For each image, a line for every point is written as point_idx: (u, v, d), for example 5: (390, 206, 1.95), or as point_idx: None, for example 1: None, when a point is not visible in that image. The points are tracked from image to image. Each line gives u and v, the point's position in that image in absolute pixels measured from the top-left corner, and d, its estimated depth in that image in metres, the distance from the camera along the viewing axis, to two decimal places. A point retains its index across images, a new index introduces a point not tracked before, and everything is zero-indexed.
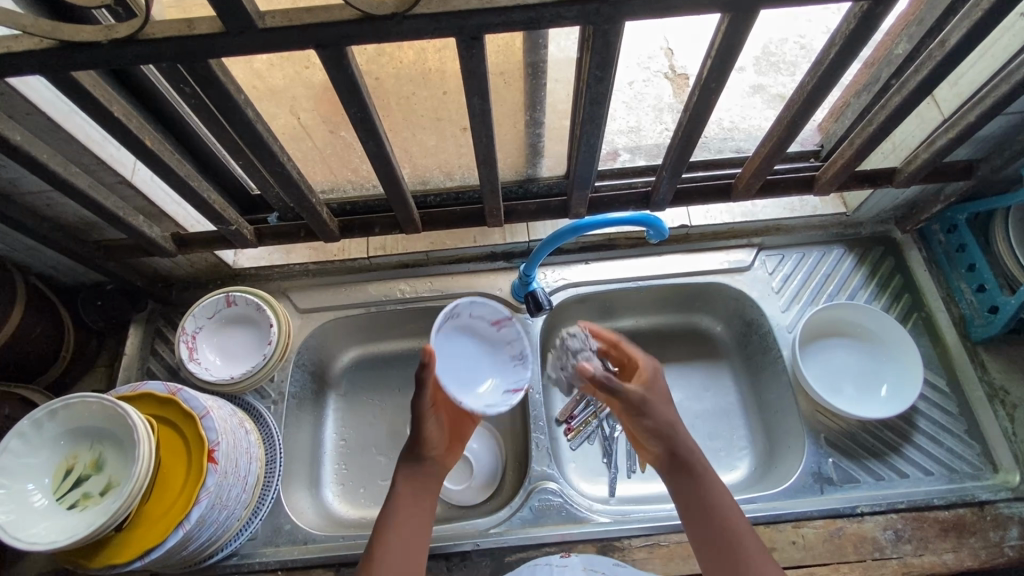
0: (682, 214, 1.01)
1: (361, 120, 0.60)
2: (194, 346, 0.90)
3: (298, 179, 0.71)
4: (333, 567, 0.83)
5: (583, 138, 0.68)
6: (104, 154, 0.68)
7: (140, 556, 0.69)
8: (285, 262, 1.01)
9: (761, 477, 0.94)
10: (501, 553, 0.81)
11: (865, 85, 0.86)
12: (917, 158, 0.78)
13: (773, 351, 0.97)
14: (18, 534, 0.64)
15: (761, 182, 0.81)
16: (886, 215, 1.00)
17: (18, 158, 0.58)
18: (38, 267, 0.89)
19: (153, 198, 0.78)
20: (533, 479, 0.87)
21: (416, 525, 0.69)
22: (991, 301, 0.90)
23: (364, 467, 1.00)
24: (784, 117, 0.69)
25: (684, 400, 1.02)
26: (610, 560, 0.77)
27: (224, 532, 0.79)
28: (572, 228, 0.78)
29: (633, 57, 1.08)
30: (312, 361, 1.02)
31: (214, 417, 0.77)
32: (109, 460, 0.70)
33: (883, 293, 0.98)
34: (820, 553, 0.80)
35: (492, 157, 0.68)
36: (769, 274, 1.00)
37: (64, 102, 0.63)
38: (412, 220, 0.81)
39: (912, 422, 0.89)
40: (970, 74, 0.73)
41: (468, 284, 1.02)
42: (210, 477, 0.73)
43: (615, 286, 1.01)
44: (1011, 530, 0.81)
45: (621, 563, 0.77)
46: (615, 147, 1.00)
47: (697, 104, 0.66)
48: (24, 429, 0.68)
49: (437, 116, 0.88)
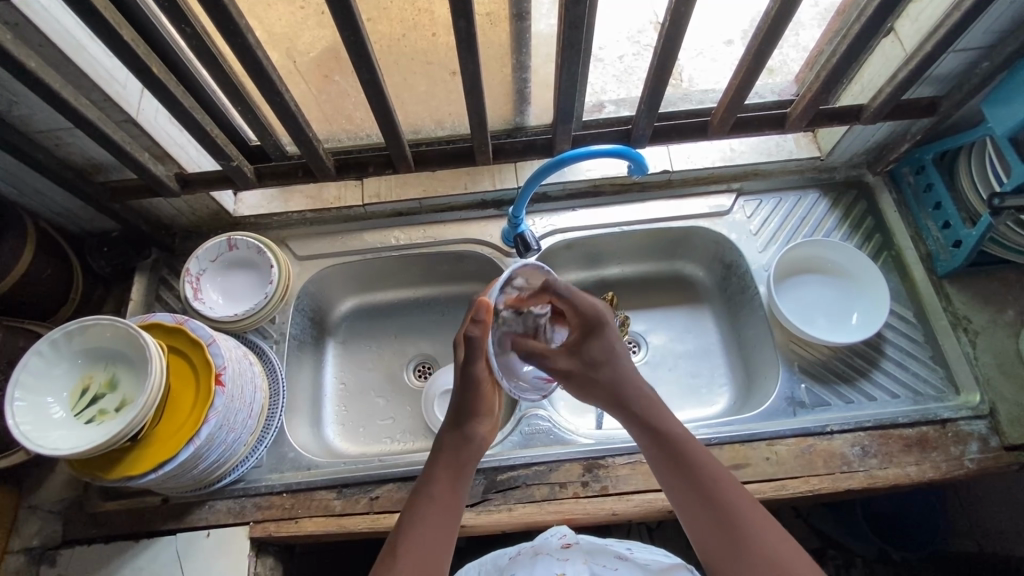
0: (664, 156, 1.04)
1: (353, 44, 0.66)
2: (198, 287, 0.95)
3: (297, 112, 0.75)
4: (334, 488, 0.88)
5: (565, 68, 0.73)
6: (111, 90, 0.73)
7: (154, 468, 0.73)
8: (284, 210, 1.05)
9: (739, 407, 1.00)
10: (493, 472, 0.86)
11: (836, 30, 0.90)
12: (881, 93, 0.83)
13: (751, 290, 1.02)
14: (39, 442, 0.68)
15: (734, 119, 0.87)
16: (858, 159, 1.05)
17: (33, 84, 0.63)
18: (46, 213, 0.93)
19: (158, 138, 0.82)
20: (523, 407, 0.92)
21: (439, 517, 0.67)
22: (955, 236, 0.93)
23: (363, 407, 1.05)
24: (752, 47, 0.75)
25: (668, 341, 1.08)
26: (612, 555, 0.70)
27: (231, 455, 0.84)
28: (556, 161, 0.83)
29: (622, 30, 1.06)
30: (312, 307, 1.06)
31: (220, 345, 0.81)
32: (123, 379, 0.75)
33: (855, 233, 1.03)
34: (791, 467, 0.86)
35: (478, 86, 0.74)
36: (747, 217, 1.04)
37: (74, 36, 0.67)
38: (404, 157, 0.88)
39: (879, 349, 0.94)
40: (928, 9, 0.77)
41: (460, 231, 1.06)
42: (217, 398, 0.78)
43: (601, 231, 1.05)
44: (971, 444, 0.86)
45: (625, 557, 0.70)
46: (601, 100, 1.05)
47: (669, 33, 0.71)
48: (42, 348, 0.72)
49: (427, 61, 0.90)
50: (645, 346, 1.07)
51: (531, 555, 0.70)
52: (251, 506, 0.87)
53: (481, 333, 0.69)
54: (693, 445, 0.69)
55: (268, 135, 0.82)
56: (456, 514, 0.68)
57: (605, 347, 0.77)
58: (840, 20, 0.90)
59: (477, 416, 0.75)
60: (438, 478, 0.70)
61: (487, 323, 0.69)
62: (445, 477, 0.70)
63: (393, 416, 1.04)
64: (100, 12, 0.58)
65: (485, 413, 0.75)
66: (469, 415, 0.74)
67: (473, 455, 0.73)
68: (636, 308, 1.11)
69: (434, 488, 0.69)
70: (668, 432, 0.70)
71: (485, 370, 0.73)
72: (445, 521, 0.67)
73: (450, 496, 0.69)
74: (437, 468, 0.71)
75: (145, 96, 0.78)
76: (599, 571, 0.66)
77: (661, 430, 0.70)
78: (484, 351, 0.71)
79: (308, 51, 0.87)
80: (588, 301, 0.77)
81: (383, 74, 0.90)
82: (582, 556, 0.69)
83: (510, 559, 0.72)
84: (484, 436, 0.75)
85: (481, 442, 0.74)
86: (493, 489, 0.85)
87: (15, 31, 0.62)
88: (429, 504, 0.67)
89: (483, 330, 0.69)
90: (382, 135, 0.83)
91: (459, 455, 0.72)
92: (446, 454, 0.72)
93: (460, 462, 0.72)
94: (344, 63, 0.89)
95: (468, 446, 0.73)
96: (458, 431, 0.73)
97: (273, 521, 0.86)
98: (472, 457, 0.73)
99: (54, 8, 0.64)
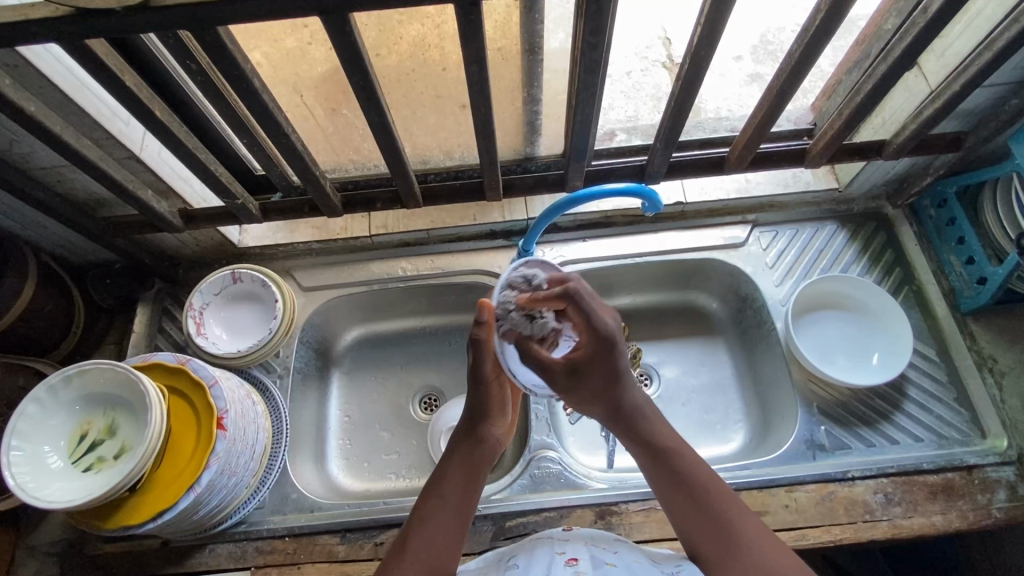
0: (677, 188, 1.02)
1: (362, 87, 0.64)
2: (201, 321, 0.93)
3: (303, 151, 0.74)
4: (338, 533, 0.85)
5: (579, 108, 0.71)
6: (114, 129, 0.71)
7: (153, 518, 0.71)
8: (289, 241, 1.03)
9: (755, 447, 0.96)
10: (501, 518, 0.84)
11: (857, 62, 0.88)
12: (905, 129, 0.81)
13: (767, 325, 0.99)
14: (36, 493, 0.67)
15: (752, 155, 0.85)
16: (877, 190, 1.02)
17: (33, 129, 0.61)
18: (48, 245, 0.92)
19: (161, 173, 0.81)
20: (533, 448, 0.90)
21: (452, 515, 0.65)
22: (980, 272, 0.91)
23: (367, 441, 1.02)
24: (774, 85, 0.73)
25: (681, 374, 1.04)
26: (611, 536, 0.68)
27: (232, 499, 0.81)
28: (569, 199, 0.80)
29: (630, 46, 1.05)
30: (316, 338, 1.04)
31: (222, 386, 0.78)
32: (123, 425, 0.73)
33: (874, 267, 1.00)
34: (811, 516, 0.83)
35: (490, 126, 0.72)
36: (763, 250, 1.02)
37: (75, 76, 0.66)
38: (412, 193, 0.86)
39: (901, 390, 0.91)
40: (955, 45, 0.75)
41: (469, 262, 1.04)
42: (219, 443, 0.75)
43: (613, 263, 1.02)
44: (999, 493, 0.83)
45: (623, 540, 0.68)
46: (611, 128, 1.00)
47: (689, 74, 0.69)
48: (40, 395, 0.71)
49: (437, 93, 0.88)
50: (657, 380, 1.03)
51: (532, 540, 0.68)
52: (252, 551, 0.85)
53: (486, 335, 0.71)
54: (684, 448, 0.67)
55: (274, 168, 0.80)
56: (465, 515, 0.66)
57: (609, 370, 0.68)
58: (860, 50, 0.88)
59: (490, 418, 0.74)
60: (453, 475, 0.68)
61: (490, 325, 0.71)
62: (460, 475, 0.68)
63: (398, 451, 1.01)
64: (101, 59, 0.57)
65: (500, 417, 0.75)
66: (483, 416, 0.73)
67: (488, 457, 0.72)
68: (648, 340, 1.08)
69: (447, 486, 0.67)
70: (660, 433, 0.68)
71: (492, 370, 0.73)
72: (456, 520, 0.65)
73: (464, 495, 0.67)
74: (450, 464, 0.70)
75: (148, 133, 0.76)
76: (597, 551, 0.64)
77: (651, 431, 0.68)
78: (488, 349, 0.71)
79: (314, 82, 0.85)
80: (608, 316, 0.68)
81: (392, 107, 0.88)
82: (583, 539, 0.67)
83: (509, 546, 0.70)
84: (495, 440, 0.74)
85: (494, 444, 0.73)
86: (501, 536, 0.83)
87: (16, 75, 0.60)
88: (442, 499, 0.66)
89: (487, 331, 0.70)
90: (390, 171, 0.82)
91: (474, 454, 0.71)
92: (461, 451, 0.71)
93: (473, 463, 0.70)
94: (351, 95, 0.87)
95: (486, 449, 0.72)
96: (471, 432, 0.72)
97: (275, 566, 0.84)
98: (490, 458, 0.72)
99: (55, 49, 0.63)
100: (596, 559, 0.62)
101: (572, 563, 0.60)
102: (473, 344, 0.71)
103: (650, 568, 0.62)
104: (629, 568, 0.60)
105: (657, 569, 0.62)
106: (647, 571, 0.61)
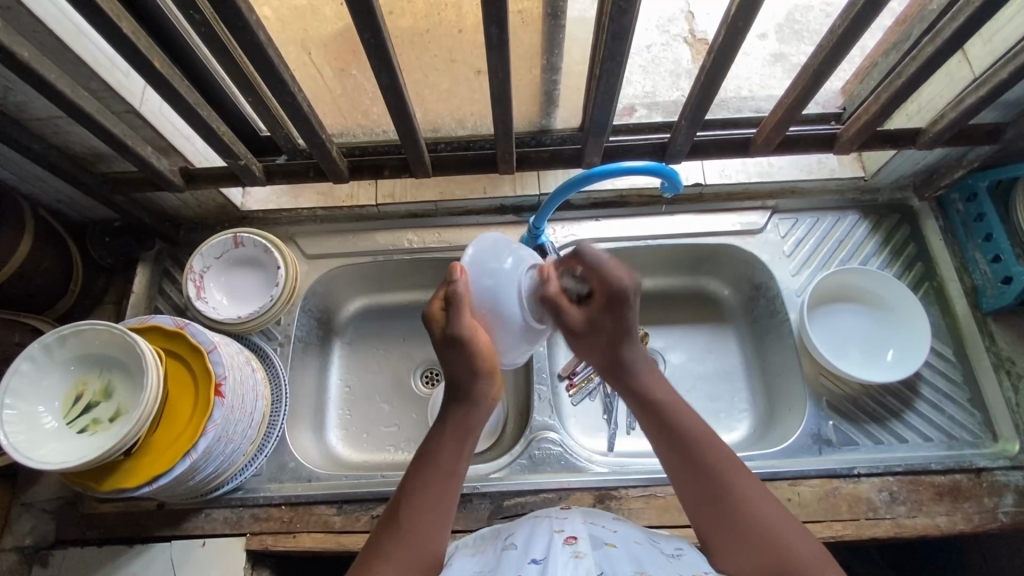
0: (697, 169, 0.99)
1: (374, 46, 0.60)
2: (202, 285, 0.91)
3: (310, 113, 0.71)
4: (334, 503, 0.85)
5: (601, 80, 0.67)
6: (112, 80, 0.68)
7: (149, 482, 0.70)
8: (294, 206, 1.01)
9: (760, 437, 0.95)
10: (500, 497, 0.83)
11: (895, 43, 0.83)
12: (943, 118, 0.77)
13: (780, 315, 0.96)
14: (29, 454, 0.66)
15: (780, 138, 0.81)
16: (904, 181, 0.98)
17: (27, 77, 0.58)
18: (45, 199, 0.89)
19: (162, 129, 0.78)
20: (534, 429, 0.89)
21: (437, 496, 0.62)
22: (1005, 271, 0.88)
23: (367, 413, 1.01)
24: (809, 66, 0.69)
25: (688, 360, 1.02)
26: (609, 515, 0.67)
27: (229, 465, 0.81)
28: (584, 175, 0.77)
29: (651, 19, 1.00)
30: (319, 306, 1.02)
31: (220, 352, 0.77)
32: (118, 387, 0.71)
33: (895, 261, 0.96)
34: (814, 510, 0.81)
35: (507, 95, 0.69)
36: (781, 237, 0.98)
37: (72, 21, 0.62)
38: (422, 163, 0.83)
39: (914, 388, 0.89)
40: (1005, 31, 0.71)
41: (477, 236, 1.01)
42: (216, 410, 0.74)
43: (624, 245, 0.99)
44: (1006, 496, 0.82)
45: (621, 519, 0.67)
46: (632, 102, 0.95)
47: (723, 47, 0.65)
48: (34, 353, 0.69)
49: (451, 58, 0.84)
50: (663, 365, 1.01)
51: (528, 516, 0.67)
52: (248, 517, 0.84)
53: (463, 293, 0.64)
54: (677, 400, 0.68)
55: (279, 128, 0.76)
56: (452, 484, 0.64)
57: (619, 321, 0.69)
58: (899, 32, 0.83)
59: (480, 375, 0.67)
60: (444, 444, 0.65)
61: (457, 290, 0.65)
62: (451, 442, 0.65)
63: (398, 424, 1.00)
64: (97, 4, 0.53)
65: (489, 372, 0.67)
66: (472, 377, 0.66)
67: (476, 413, 0.68)
68: (656, 324, 1.05)
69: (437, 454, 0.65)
70: (658, 391, 0.68)
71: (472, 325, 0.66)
72: (439, 492, 0.63)
73: (451, 462, 0.65)
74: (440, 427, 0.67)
75: (149, 88, 0.73)
76: (598, 531, 0.62)
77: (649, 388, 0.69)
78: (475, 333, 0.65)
79: (321, 41, 0.82)
80: (615, 270, 0.67)
81: (403, 71, 0.84)
82: (581, 517, 0.65)
83: (506, 521, 0.68)
84: (488, 394, 0.68)
85: (484, 395, 0.68)
86: (498, 515, 0.82)
87: (8, 18, 0.57)
88: (433, 470, 0.64)
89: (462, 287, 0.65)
90: (399, 137, 0.78)
91: (461, 416, 0.66)
92: (454, 414, 0.67)
93: (465, 422, 0.66)
94: (361, 56, 0.83)
95: (477, 399, 0.67)
96: (463, 393, 0.67)
97: (270, 534, 0.83)
98: (480, 405, 0.68)
99: None
100: (595, 539, 0.60)
101: (571, 543, 0.58)
102: (451, 343, 0.65)
103: (650, 549, 0.60)
104: (628, 550, 0.59)
105: (657, 551, 0.60)
106: (648, 553, 0.59)
